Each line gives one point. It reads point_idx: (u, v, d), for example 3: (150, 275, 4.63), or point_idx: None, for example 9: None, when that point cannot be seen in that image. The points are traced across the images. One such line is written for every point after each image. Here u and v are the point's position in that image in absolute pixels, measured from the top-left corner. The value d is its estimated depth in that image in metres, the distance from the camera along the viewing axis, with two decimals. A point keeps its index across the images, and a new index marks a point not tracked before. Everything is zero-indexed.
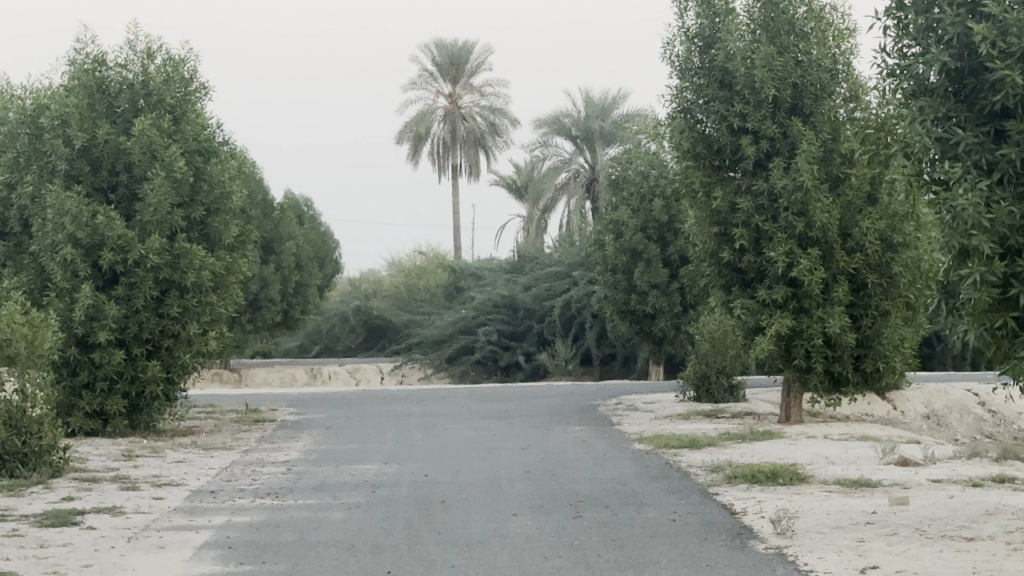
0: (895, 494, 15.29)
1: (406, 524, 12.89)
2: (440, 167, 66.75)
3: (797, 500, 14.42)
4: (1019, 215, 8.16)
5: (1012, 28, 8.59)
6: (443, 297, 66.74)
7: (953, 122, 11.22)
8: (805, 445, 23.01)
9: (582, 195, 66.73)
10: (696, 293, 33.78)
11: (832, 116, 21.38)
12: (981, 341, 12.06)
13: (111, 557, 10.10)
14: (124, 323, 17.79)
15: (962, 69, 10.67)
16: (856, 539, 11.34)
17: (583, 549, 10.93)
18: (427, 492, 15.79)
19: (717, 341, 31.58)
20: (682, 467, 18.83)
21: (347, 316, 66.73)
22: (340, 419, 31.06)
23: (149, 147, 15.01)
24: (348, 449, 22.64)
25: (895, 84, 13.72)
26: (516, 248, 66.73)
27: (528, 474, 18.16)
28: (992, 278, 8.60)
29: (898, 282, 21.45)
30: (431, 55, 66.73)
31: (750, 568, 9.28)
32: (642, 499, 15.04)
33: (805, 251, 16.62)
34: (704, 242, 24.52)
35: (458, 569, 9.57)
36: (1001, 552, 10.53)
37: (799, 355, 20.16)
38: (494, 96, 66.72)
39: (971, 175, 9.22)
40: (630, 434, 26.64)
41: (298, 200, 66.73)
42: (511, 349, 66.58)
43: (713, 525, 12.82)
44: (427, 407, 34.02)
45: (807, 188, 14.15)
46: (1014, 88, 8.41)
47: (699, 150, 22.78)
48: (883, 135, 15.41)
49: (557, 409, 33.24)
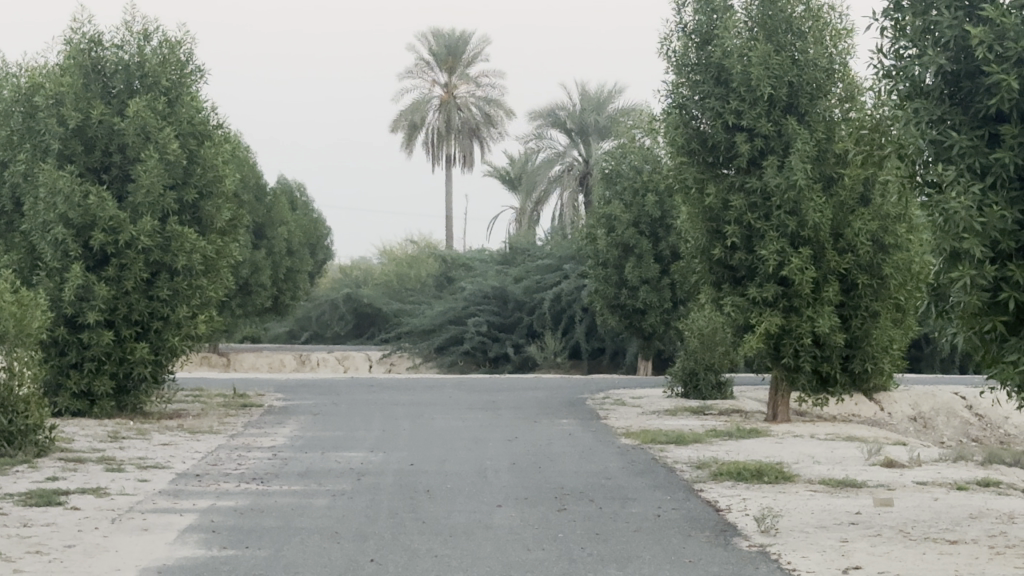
0: (879, 495, 15.31)
1: (390, 513, 12.89)
2: (434, 157, 66.74)
3: (781, 499, 14.44)
4: (1010, 217, 8.16)
5: (1008, 32, 8.58)
6: (434, 287, 66.74)
7: (946, 125, 11.22)
8: (792, 444, 23.07)
9: (575, 188, 66.73)
10: (686, 291, 33.85)
11: (829, 117, 21.40)
12: (971, 343, 12.09)
13: (96, 538, 10.08)
14: (115, 305, 17.82)
15: (956, 73, 10.69)
16: (840, 539, 11.32)
17: (565, 540, 10.97)
18: (413, 481, 15.82)
19: (706, 338, 31.66)
20: (669, 464, 18.85)
21: (337, 303, 66.75)
22: (327, 406, 31.08)
23: (144, 132, 14.90)
24: (334, 436, 22.66)
25: (892, 84, 13.73)
26: (508, 239, 66.72)
27: (513, 466, 18.19)
28: (983, 280, 8.62)
29: (887, 283, 21.47)
30: (428, 44, 66.77)
31: (734, 565, 9.34)
32: (626, 493, 15.06)
33: (796, 250, 16.63)
34: (697, 239, 24.55)
35: (440, 559, 9.58)
36: (983, 555, 10.52)
37: (788, 352, 20.16)
38: (489, 87, 66.73)
39: (966, 176, 9.24)
40: (617, 428, 26.63)
41: (291, 185, 66.76)
42: (500, 341, 66.56)
43: (697, 521, 12.86)
44: (415, 396, 34.06)
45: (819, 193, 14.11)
46: (1010, 90, 8.35)
47: (695, 148, 22.79)
48: (877, 137, 15.45)
49: (544, 401, 33.27)
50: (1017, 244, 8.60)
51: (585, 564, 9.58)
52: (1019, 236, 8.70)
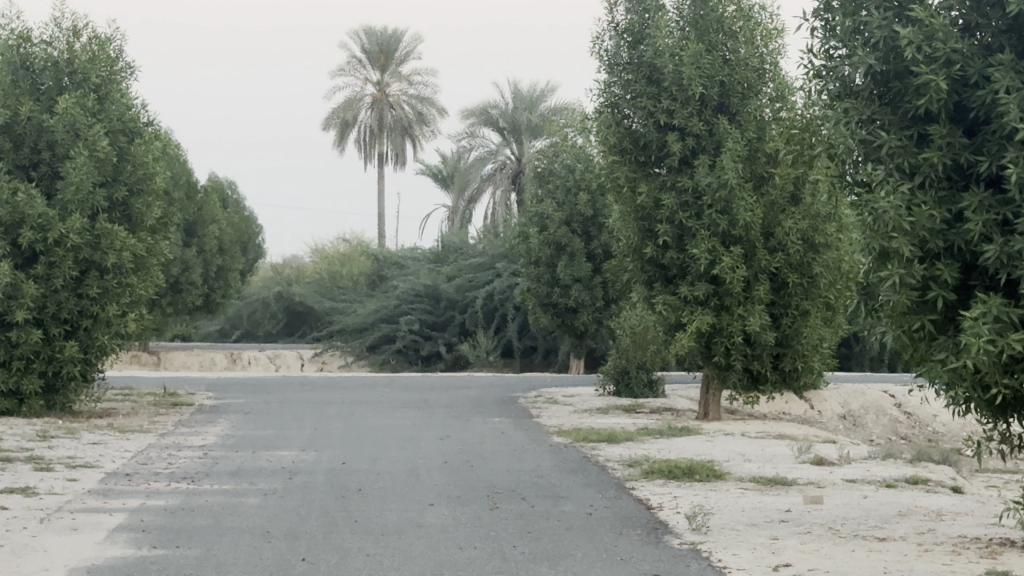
0: (810, 492, 15.42)
1: (322, 511, 12.88)
2: (366, 154, 66.75)
3: (712, 496, 14.52)
4: (938, 217, 8.25)
5: (936, 33, 8.68)
6: (366, 285, 66.74)
7: (877, 125, 11.29)
8: (724, 443, 23.18)
9: (508, 186, 66.72)
10: (617, 289, 33.95)
11: (759, 117, 21.53)
12: (902, 342, 12.20)
13: (27, 537, 10.04)
14: (44, 303, 17.75)
15: (888, 74, 10.75)
16: (771, 537, 11.40)
17: (497, 539, 11.00)
18: (345, 480, 15.79)
19: (638, 337, 31.79)
20: (600, 462, 18.91)
21: (268, 301, 66.74)
22: (258, 404, 31.00)
23: (72, 130, 14.80)
24: (265, 434, 22.60)
25: (824, 84, 13.84)
26: (440, 237, 66.73)
27: (445, 465, 18.21)
28: (909, 279, 8.72)
29: (816, 281, 21.65)
30: (360, 41, 66.76)
31: (664, 563, 9.47)
32: (558, 491, 15.12)
33: (728, 250, 16.72)
34: (628, 238, 24.64)
35: (372, 557, 9.61)
36: (910, 552, 10.64)
37: (719, 349, 20.27)
38: (422, 84, 66.74)
39: (896, 177, 9.33)
40: (550, 426, 26.69)
41: (223, 183, 66.76)
42: (432, 339, 66.57)
43: (629, 519, 12.91)
44: (348, 395, 34.02)
45: (748, 191, 14.20)
46: (936, 93, 8.44)
47: (626, 146, 22.89)
48: (808, 136, 15.57)
49: (477, 400, 33.27)
50: (947, 243, 8.70)
51: (516, 562, 9.60)
52: (947, 235, 8.81)
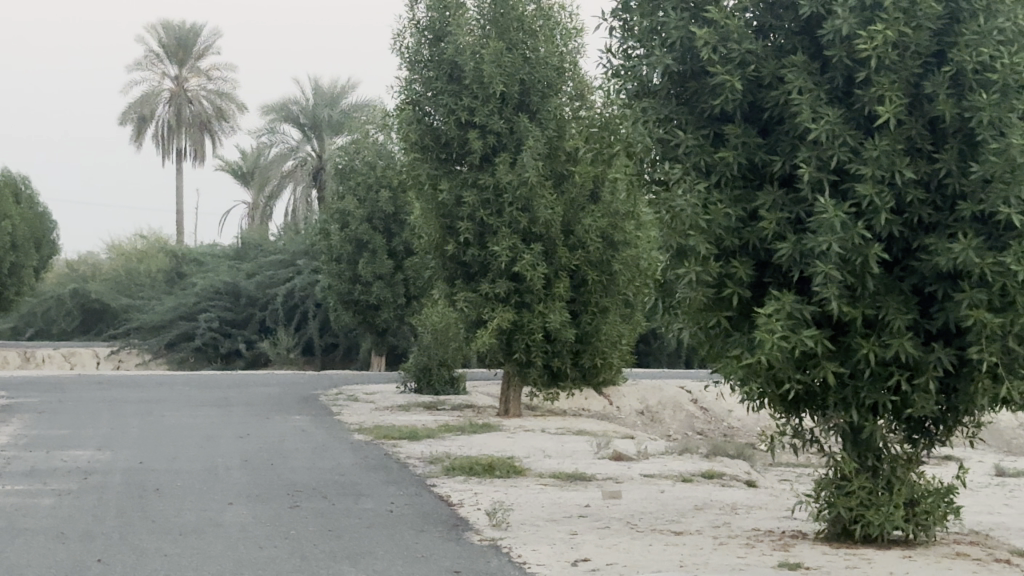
0: (605, 486, 15.61)
1: (119, 512, 12.72)
2: (164, 150, 66.71)
3: (510, 492, 14.63)
4: (730, 215, 8.27)
5: (731, 31, 8.67)
6: (164, 282, 66.65)
7: (669, 123, 11.36)
8: (522, 437, 23.38)
9: (309, 183, 66.81)
10: (419, 287, 34.01)
11: (556, 117, 21.72)
12: (698, 337, 12.31)
13: None
14: None
15: (681, 72, 10.84)
16: (570, 531, 11.51)
17: (298, 538, 10.97)
18: (142, 479, 15.64)
19: (442, 333, 31.93)
20: (401, 457, 18.95)
21: (64, 299, 66.55)
22: (56, 403, 30.60)
23: None
24: (62, 433, 22.29)
25: (625, 81, 13.84)
26: (240, 234, 66.73)
27: (245, 462, 18.12)
28: (700, 276, 8.75)
29: (612, 277, 21.93)
30: (156, 36, 66.72)
31: (458, 559, 9.53)
32: (360, 488, 15.13)
33: (526, 247, 16.79)
34: (429, 234, 24.69)
35: (166, 559, 9.50)
36: (707, 546, 10.81)
37: (522, 347, 20.37)
38: (221, 80, 66.77)
39: (687, 174, 9.34)
40: (352, 424, 26.67)
41: (15, 180, 66.42)
42: (233, 336, 66.59)
43: (431, 516, 12.97)
44: (150, 392, 33.73)
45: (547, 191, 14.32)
46: (731, 90, 8.47)
47: (418, 141, 22.91)
48: (603, 134, 15.67)
49: (282, 396, 33.16)
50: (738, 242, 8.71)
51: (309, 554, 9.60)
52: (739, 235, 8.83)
